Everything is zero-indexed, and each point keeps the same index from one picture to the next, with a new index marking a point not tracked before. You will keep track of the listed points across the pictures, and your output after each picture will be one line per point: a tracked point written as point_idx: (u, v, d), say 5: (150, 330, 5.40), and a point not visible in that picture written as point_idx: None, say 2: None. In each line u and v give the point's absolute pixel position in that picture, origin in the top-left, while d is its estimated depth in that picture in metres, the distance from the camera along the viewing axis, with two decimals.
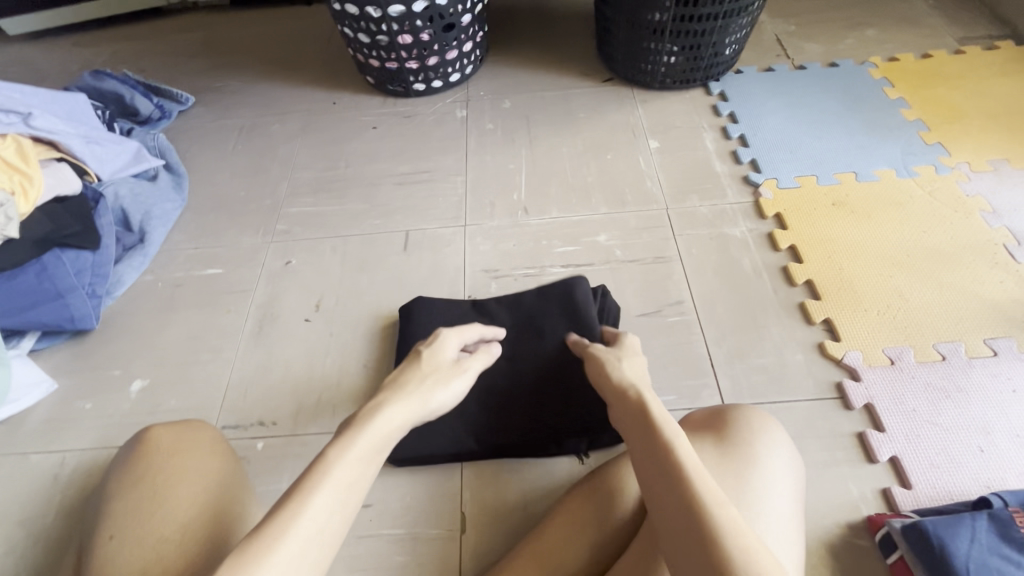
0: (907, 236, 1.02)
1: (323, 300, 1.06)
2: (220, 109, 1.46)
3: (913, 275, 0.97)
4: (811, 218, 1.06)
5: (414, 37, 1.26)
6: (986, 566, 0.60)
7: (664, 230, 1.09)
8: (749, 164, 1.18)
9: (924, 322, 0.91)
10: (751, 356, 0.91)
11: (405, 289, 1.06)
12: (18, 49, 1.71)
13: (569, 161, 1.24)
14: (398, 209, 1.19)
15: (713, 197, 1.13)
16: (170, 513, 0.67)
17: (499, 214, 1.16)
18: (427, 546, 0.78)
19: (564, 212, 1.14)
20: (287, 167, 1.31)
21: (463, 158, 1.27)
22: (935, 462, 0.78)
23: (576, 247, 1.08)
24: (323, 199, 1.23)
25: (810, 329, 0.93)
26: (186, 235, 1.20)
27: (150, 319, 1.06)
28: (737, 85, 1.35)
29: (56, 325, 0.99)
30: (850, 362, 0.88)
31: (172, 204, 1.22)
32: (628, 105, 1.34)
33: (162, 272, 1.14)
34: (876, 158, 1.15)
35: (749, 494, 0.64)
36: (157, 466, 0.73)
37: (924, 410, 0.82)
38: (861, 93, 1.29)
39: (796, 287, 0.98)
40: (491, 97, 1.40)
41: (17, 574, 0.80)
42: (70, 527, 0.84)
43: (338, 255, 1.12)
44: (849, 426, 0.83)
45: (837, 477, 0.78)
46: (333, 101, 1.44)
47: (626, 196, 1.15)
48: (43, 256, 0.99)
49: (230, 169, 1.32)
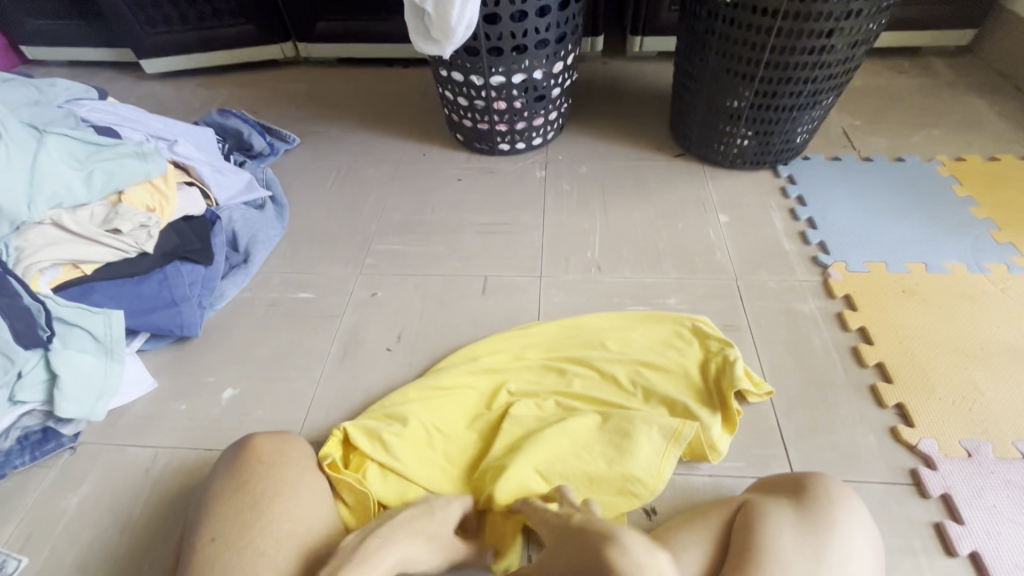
0: (983, 329, 1.04)
1: (404, 333, 1.12)
2: (322, 151, 1.60)
3: (987, 367, 0.98)
4: (881, 302, 1.10)
5: (508, 104, 1.38)
6: None
7: (732, 299, 1.13)
8: (817, 245, 1.23)
9: (1001, 416, 0.91)
10: (821, 431, 0.92)
11: (480, 330, 1.12)
12: (149, 87, 1.90)
13: (641, 226, 1.31)
14: (478, 255, 1.27)
15: (782, 273, 1.18)
16: (268, 525, 0.70)
17: (573, 269, 1.22)
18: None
19: (636, 273, 1.20)
20: (377, 209, 1.41)
21: (540, 215, 1.35)
22: (1018, 563, 0.76)
23: (647, 306, 1.13)
24: (409, 239, 1.32)
25: (882, 411, 0.94)
26: (283, 260, 1.29)
27: (256, 331, 1.15)
28: (805, 170, 1.42)
29: (167, 329, 1.07)
30: (924, 449, 0.88)
31: (274, 231, 1.33)
32: (698, 180, 1.42)
33: (258, 291, 1.22)
34: (945, 251, 1.19)
35: (824, 565, 0.63)
36: (264, 471, 0.77)
37: (1006, 507, 0.81)
38: (929, 190, 1.34)
39: (866, 368, 1.00)
40: (568, 161, 1.50)
41: (104, 552, 0.85)
42: (159, 503, 0.91)
43: (420, 291, 1.20)
44: (926, 515, 0.82)
45: (914, 568, 0.77)
46: (423, 152, 1.57)
47: (696, 264, 1.21)
48: (166, 266, 1.11)
49: (325, 206, 1.43)
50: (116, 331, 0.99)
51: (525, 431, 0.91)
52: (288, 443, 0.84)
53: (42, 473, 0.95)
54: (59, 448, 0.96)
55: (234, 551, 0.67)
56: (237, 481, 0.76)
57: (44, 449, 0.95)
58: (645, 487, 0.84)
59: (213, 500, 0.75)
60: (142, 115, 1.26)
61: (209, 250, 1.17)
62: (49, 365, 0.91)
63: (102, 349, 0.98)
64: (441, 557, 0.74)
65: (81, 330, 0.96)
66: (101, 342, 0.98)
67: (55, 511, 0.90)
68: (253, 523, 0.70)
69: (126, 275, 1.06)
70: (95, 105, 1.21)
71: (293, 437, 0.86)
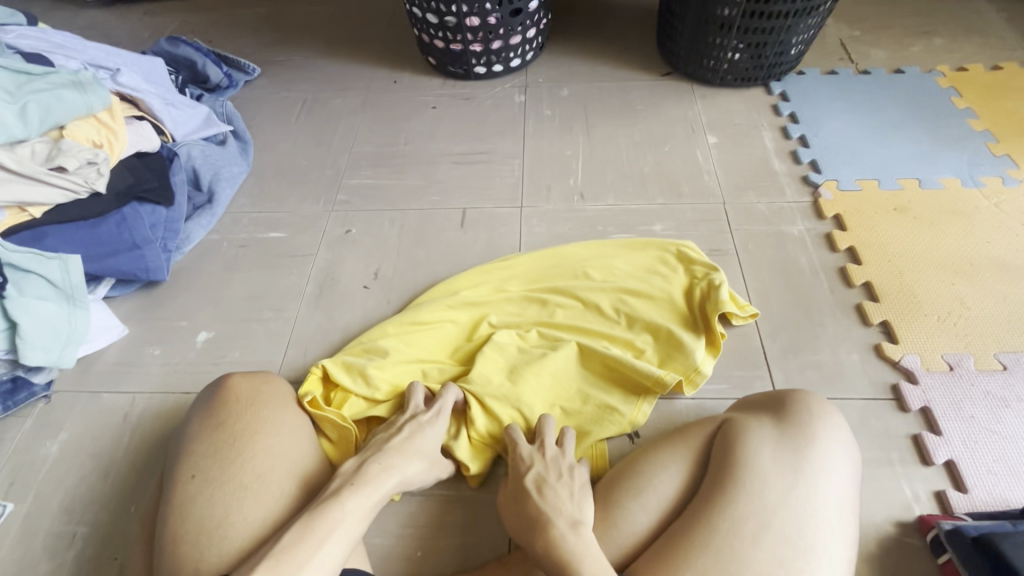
0: (973, 245, 1.02)
1: (381, 270, 1.08)
2: (285, 81, 1.49)
3: (975, 283, 0.97)
4: (872, 220, 1.06)
5: (482, 19, 1.28)
6: (996, 501, 0.75)
7: (719, 223, 1.10)
8: (808, 165, 1.18)
9: (985, 330, 0.91)
10: (805, 351, 0.92)
11: (460, 263, 1.08)
12: (92, 16, 1.74)
13: (626, 151, 1.24)
14: (455, 186, 1.21)
15: (771, 194, 1.14)
16: (250, 460, 0.69)
17: (555, 198, 1.17)
18: (476, 508, 0.82)
19: (621, 200, 1.15)
20: (347, 141, 1.33)
21: (520, 142, 1.28)
22: (992, 469, 0.78)
23: (632, 234, 1.09)
24: (383, 172, 1.25)
25: (867, 329, 0.93)
26: (251, 199, 1.23)
27: (226, 273, 1.10)
28: (799, 86, 1.34)
29: (131, 274, 1.03)
30: (907, 365, 0.88)
31: (238, 168, 1.25)
32: (687, 100, 1.34)
33: (227, 232, 1.17)
34: (940, 167, 1.15)
35: (802, 478, 0.63)
36: (241, 410, 0.75)
37: (983, 417, 0.82)
38: (928, 102, 1.28)
39: (853, 288, 0.98)
40: (549, 84, 1.40)
41: (88, 495, 0.85)
42: (140, 446, 0.90)
43: (396, 227, 1.15)
44: (904, 428, 0.83)
45: (890, 478, 0.79)
46: (393, 79, 1.46)
47: (682, 189, 1.16)
48: (123, 208, 1.04)
49: (292, 140, 1.34)
50: (76, 277, 0.94)
51: (510, 362, 0.89)
52: (264, 382, 0.81)
53: (17, 422, 0.93)
54: (33, 397, 0.94)
55: (217, 488, 0.66)
56: (214, 421, 0.74)
57: (17, 399, 0.93)
58: (623, 414, 0.85)
59: (191, 440, 0.73)
60: (79, 41, 1.15)
61: (169, 189, 1.10)
62: (7, 314, 0.87)
63: (63, 295, 0.94)
64: (425, 484, 0.75)
65: (37, 276, 0.92)
66: (60, 288, 0.93)
67: (34, 458, 0.89)
68: (233, 460, 0.69)
69: (79, 218, 0.99)
70: (23, 31, 1.09)
71: (270, 376, 0.84)
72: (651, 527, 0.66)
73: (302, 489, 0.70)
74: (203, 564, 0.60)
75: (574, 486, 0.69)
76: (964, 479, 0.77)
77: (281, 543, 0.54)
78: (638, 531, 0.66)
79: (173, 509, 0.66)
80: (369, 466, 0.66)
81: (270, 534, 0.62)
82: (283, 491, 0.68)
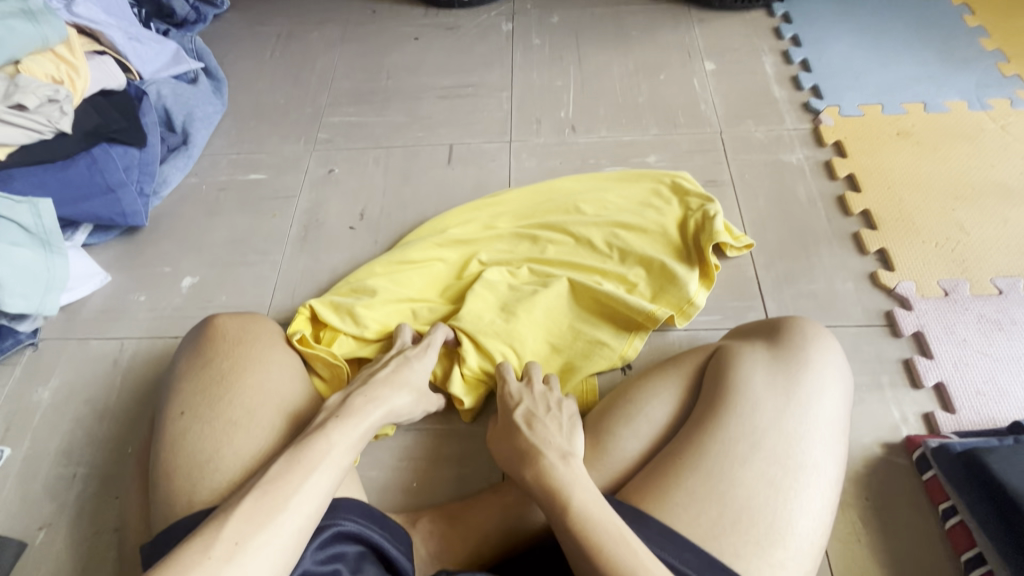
0: (976, 169, 0.99)
1: (367, 210, 1.05)
2: (257, 15, 1.40)
3: (976, 208, 0.94)
4: (874, 146, 1.03)
5: None
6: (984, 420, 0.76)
7: (716, 154, 1.06)
8: (810, 91, 1.13)
9: (983, 255, 0.89)
10: (800, 281, 0.91)
11: (448, 202, 1.05)
12: None
13: (619, 80, 1.18)
14: (441, 122, 1.16)
15: (770, 122, 1.09)
16: (239, 396, 0.69)
17: (545, 131, 1.12)
18: (470, 441, 0.83)
19: (614, 132, 1.10)
20: (326, 77, 1.26)
21: (508, 74, 1.22)
22: (981, 390, 0.78)
23: (625, 166, 1.06)
24: (365, 109, 1.20)
25: (863, 258, 0.92)
26: (229, 141, 1.18)
27: (208, 218, 1.07)
28: (803, 6, 1.26)
29: (108, 219, 0.99)
30: (902, 292, 0.87)
31: (212, 108, 1.19)
32: (684, 24, 1.26)
33: (206, 175, 1.13)
34: (947, 89, 1.10)
35: (793, 399, 0.63)
36: (228, 349, 0.74)
37: (975, 340, 0.82)
38: (937, 21, 1.21)
39: (851, 216, 0.96)
40: (538, 11, 1.32)
41: (84, 438, 0.86)
42: (132, 391, 0.90)
43: (381, 165, 1.11)
44: (896, 353, 0.83)
45: (879, 401, 0.80)
46: (372, 10, 1.37)
47: (678, 119, 1.11)
48: (92, 149, 0.99)
49: (268, 78, 1.27)
50: (49, 221, 0.91)
51: (501, 299, 0.88)
52: (251, 322, 0.80)
53: (6, 370, 0.92)
54: (19, 345, 0.93)
55: (206, 424, 0.66)
56: (202, 359, 0.73)
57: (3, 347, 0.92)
58: (613, 349, 0.85)
59: (179, 379, 0.72)
60: None
61: (140, 130, 1.05)
62: None
63: (38, 240, 0.91)
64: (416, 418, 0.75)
65: (7, 221, 0.88)
66: (34, 234, 0.90)
67: (26, 404, 0.89)
68: (222, 397, 0.68)
69: (46, 160, 0.95)
70: None
71: (258, 317, 0.82)
72: (642, 451, 0.67)
73: (293, 424, 0.70)
74: (196, 495, 0.61)
75: (563, 419, 0.68)
76: (953, 401, 0.78)
77: (268, 473, 0.54)
78: (629, 455, 0.67)
79: (164, 445, 0.66)
80: (356, 399, 0.65)
81: (262, 466, 0.62)
82: (272, 426, 0.68)
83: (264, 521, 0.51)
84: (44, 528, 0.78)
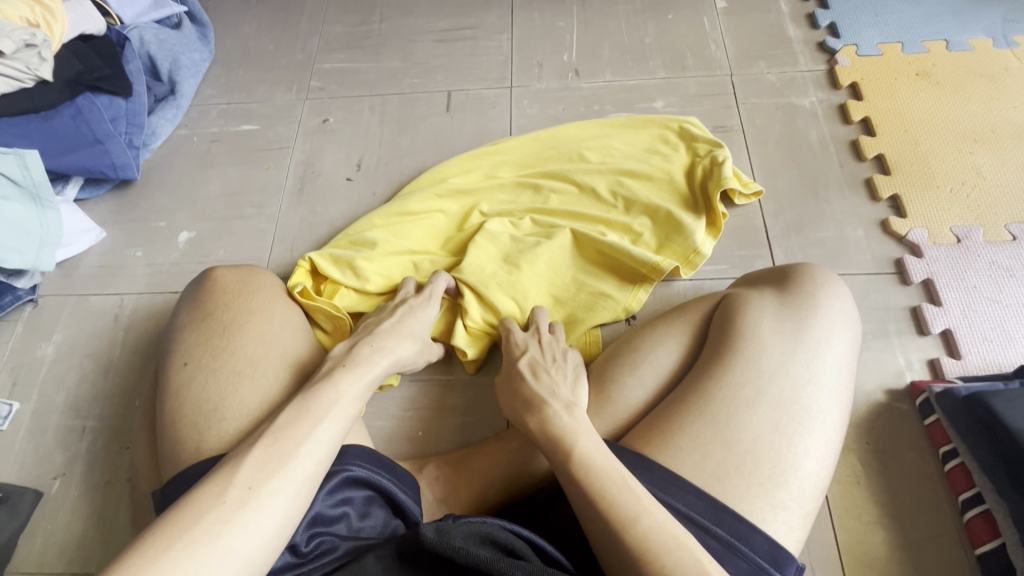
0: (997, 111, 0.94)
1: (364, 161, 1.02)
2: None
3: (994, 151, 0.91)
4: (891, 88, 0.98)
5: None
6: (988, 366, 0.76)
7: (726, 98, 1.01)
8: (826, 29, 1.07)
9: (998, 200, 0.87)
10: (809, 229, 0.88)
11: (447, 151, 1.02)
12: None
13: (625, 20, 1.12)
14: (438, 67, 1.11)
15: (783, 63, 1.04)
16: (241, 346, 0.68)
17: (547, 76, 1.07)
18: (474, 391, 0.84)
19: (619, 76, 1.06)
20: (316, 20, 1.20)
21: (507, 15, 1.15)
22: (988, 336, 0.77)
23: (630, 112, 1.02)
24: (358, 55, 1.14)
25: (875, 205, 0.89)
26: (218, 90, 1.13)
27: (201, 171, 1.04)
28: None
29: (99, 172, 0.97)
30: (913, 239, 0.85)
31: (199, 55, 1.14)
32: None
33: (196, 126, 1.09)
34: (971, 26, 1.04)
35: (801, 344, 0.63)
36: (229, 301, 0.73)
37: (985, 287, 0.81)
38: None
39: (865, 162, 0.93)
40: None
41: (91, 392, 0.86)
42: (136, 345, 0.90)
43: (377, 114, 1.07)
44: (904, 301, 0.82)
45: (884, 348, 0.79)
46: None
47: (686, 61, 1.06)
48: (76, 99, 0.95)
49: (255, 22, 1.21)
50: (37, 173, 0.88)
51: (503, 250, 0.86)
52: (251, 275, 0.79)
53: (8, 326, 0.92)
54: (19, 302, 0.92)
55: (210, 375, 0.66)
56: (202, 311, 0.72)
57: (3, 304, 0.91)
58: (617, 301, 0.83)
59: (180, 331, 0.72)
60: None
61: (126, 79, 1.00)
62: None
63: (28, 194, 0.88)
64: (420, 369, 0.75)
65: None
66: (23, 187, 0.88)
67: (31, 360, 0.89)
68: (224, 348, 0.68)
69: (29, 110, 0.91)
70: None
71: (257, 270, 0.81)
72: (647, 397, 0.67)
73: (298, 374, 0.70)
74: (204, 443, 0.61)
75: (567, 369, 0.68)
76: (959, 347, 0.78)
77: (278, 423, 0.53)
78: (634, 401, 0.67)
79: (169, 395, 0.66)
80: (362, 348, 0.65)
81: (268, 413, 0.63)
82: (276, 376, 0.67)
83: (276, 468, 0.50)
84: (59, 478, 0.80)
